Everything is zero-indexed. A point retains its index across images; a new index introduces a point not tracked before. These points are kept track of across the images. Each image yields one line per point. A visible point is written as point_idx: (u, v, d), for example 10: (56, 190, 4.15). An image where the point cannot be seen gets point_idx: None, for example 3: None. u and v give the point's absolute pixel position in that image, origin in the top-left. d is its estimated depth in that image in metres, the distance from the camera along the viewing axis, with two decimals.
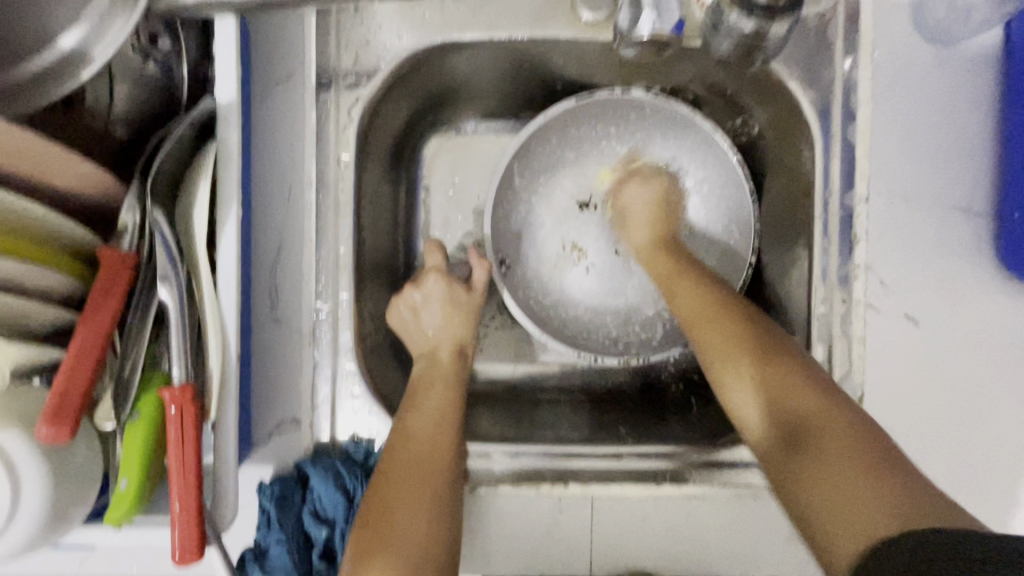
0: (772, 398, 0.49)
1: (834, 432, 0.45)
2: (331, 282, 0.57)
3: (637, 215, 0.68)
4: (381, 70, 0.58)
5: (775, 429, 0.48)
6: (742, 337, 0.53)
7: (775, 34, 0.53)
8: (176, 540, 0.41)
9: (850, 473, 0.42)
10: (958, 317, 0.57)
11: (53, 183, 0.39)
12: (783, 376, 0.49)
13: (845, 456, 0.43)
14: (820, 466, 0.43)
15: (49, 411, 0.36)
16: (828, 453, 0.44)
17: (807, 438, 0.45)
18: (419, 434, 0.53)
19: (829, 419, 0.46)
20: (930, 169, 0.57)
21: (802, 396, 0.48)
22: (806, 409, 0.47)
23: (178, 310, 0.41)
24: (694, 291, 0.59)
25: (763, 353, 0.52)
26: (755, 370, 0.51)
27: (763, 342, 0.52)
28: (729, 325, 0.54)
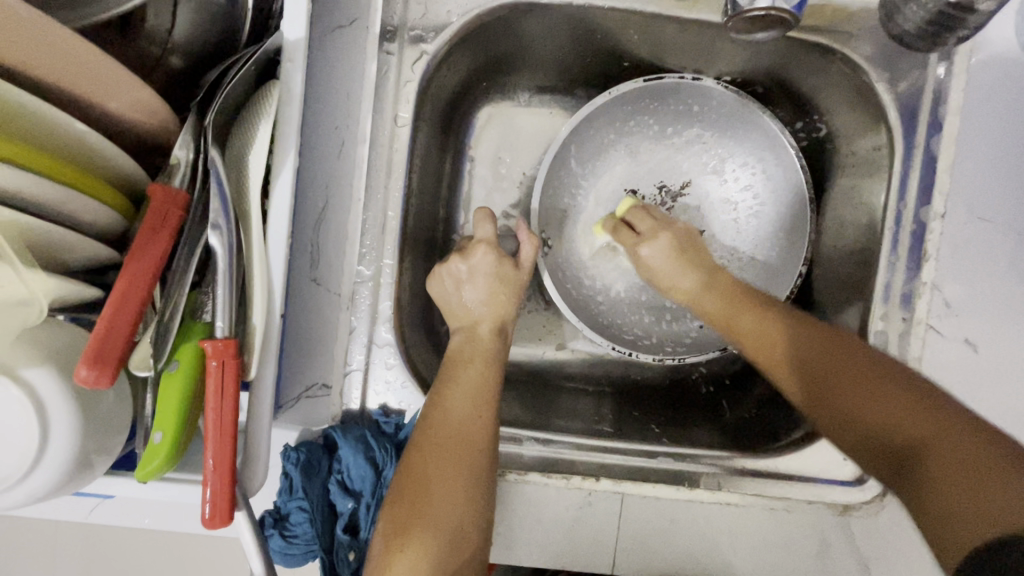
0: (842, 415, 0.47)
1: (947, 443, 0.39)
2: (375, 246, 0.54)
3: (683, 227, 0.64)
4: (451, 25, 0.54)
5: (872, 450, 0.45)
6: (824, 354, 0.50)
7: (982, 11, 0.48)
8: (206, 503, 0.39)
9: (940, 469, 0.39)
10: (1020, 347, 0.55)
11: (108, 108, 0.36)
12: (862, 391, 0.46)
13: (945, 468, 0.39)
14: (929, 476, 0.39)
15: (90, 353, 0.34)
16: (933, 457, 0.40)
17: (912, 450, 0.42)
18: (456, 410, 0.50)
19: (916, 417, 0.42)
20: (1009, 191, 0.55)
21: (888, 406, 0.44)
22: (892, 417, 0.44)
23: (226, 260, 0.38)
24: (765, 330, 0.54)
25: (834, 378, 0.48)
26: (835, 399, 0.47)
27: (832, 358, 0.49)
28: (806, 347, 0.51)
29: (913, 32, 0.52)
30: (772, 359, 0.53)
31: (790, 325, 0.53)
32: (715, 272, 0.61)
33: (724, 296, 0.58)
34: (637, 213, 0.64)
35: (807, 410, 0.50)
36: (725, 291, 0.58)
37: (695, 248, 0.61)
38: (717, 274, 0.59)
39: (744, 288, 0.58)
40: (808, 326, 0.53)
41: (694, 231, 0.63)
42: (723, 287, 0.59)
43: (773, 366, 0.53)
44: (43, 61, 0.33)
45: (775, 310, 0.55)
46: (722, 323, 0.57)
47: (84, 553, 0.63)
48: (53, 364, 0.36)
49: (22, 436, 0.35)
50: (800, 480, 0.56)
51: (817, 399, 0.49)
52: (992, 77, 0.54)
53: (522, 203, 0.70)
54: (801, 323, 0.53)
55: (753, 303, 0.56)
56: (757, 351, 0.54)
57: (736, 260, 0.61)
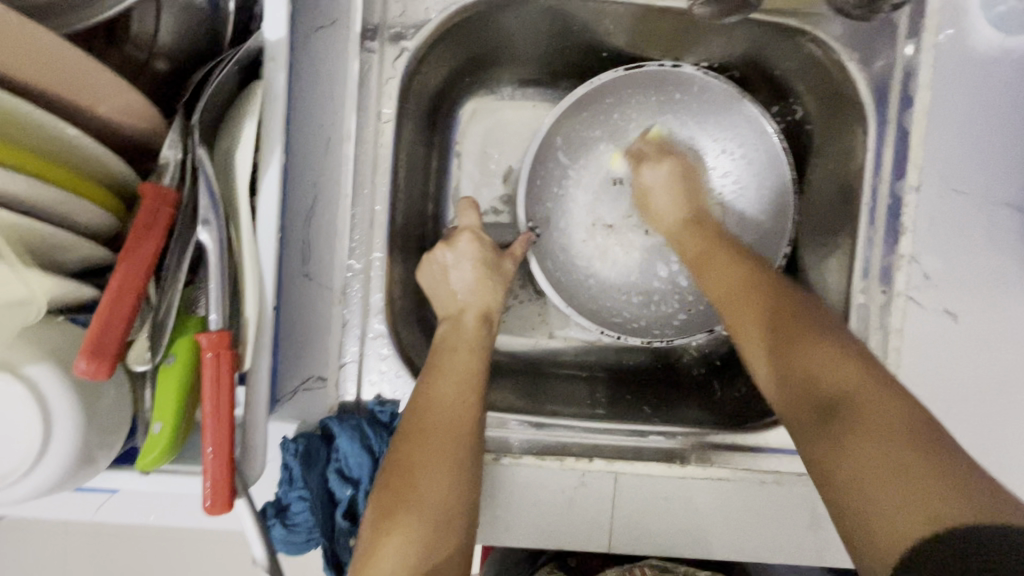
0: (786, 362, 0.48)
1: (875, 414, 0.40)
2: (365, 240, 0.56)
3: (658, 198, 0.66)
4: (429, 22, 0.56)
5: (807, 401, 0.45)
6: (789, 312, 0.51)
7: None
8: (207, 490, 0.40)
9: (884, 453, 0.38)
10: (998, 315, 0.56)
11: (98, 111, 0.38)
12: (819, 351, 0.47)
13: (883, 448, 0.38)
14: (864, 450, 0.39)
15: (88, 346, 0.35)
16: (871, 431, 0.40)
17: (842, 411, 0.42)
18: (440, 400, 0.51)
19: (864, 390, 0.43)
20: (982, 162, 0.56)
21: (840, 368, 0.45)
22: (841, 381, 0.44)
23: (218, 254, 0.40)
24: (748, 279, 0.55)
25: (798, 331, 0.49)
26: (796, 346, 0.48)
27: (795, 314, 0.51)
28: (776, 303, 0.52)
29: (849, 1, 0.54)
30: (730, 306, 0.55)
31: (757, 276, 0.55)
32: (680, 233, 0.64)
33: (696, 262, 0.61)
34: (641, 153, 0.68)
35: (746, 349, 0.53)
36: (701, 244, 0.61)
37: (693, 180, 0.67)
38: (688, 229, 0.63)
39: (729, 245, 0.60)
40: (776, 282, 0.54)
41: (670, 199, 0.65)
42: (692, 248, 0.62)
43: (746, 315, 0.53)
44: (35, 71, 0.34)
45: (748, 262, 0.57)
46: (696, 266, 0.60)
47: (97, 551, 0.65)
48: (54, 361, 0.37)
49: (26, 430, 0.36)
50: (789, 454, 0.57)
51: (769, 342, 0.50)
52: (960, 52, 0.56)
53: (509, 197, 0.72)
54: (780, 286, 0.54)
55: (737, 262, 0.57)
56: (725, 291, 0.56)
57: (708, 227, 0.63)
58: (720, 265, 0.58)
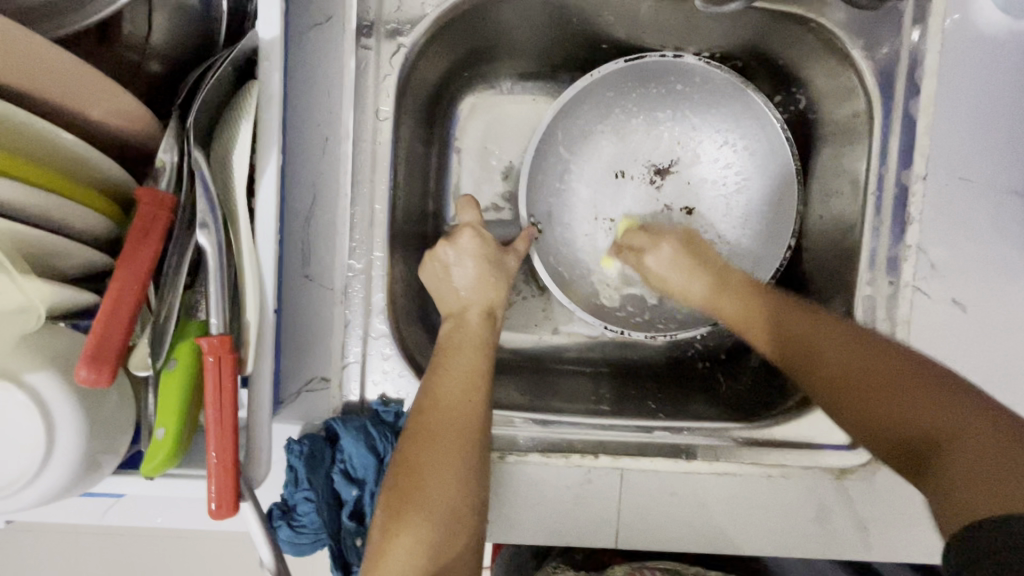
0: (844, 394, 0.46)
1: (963, 441, 0.38)
2: (365, 239, 0.55)
3: (673, 281, 0.62)
4: (426, 17, 0.55)
5: (897, 447, 0.43)
6: (821, 331, 0.50)
7: None
8: (212, 494, 0.40)
9: (976, 465, 0.36)
10: (1008, 304, 0.55)
11: (89, 115, 0.37)
12: (891, 395, 0.43)
13: (976, 457, 0.37)
14: (955, 466, 0.37)
15: (88, 353, 0.35)
16: (957, 456, 0.38)
17: (934, 451, 0.40)
18: (448, 400, 0.51)
19: (946, 417, 0.40)
20: (989, 149, 0.55)
21: (916, 407, 0.42)
22: (928, 419, 0.41)
23: (217, 257, 0.39)
24: (781, 314, 0.53)
25: (835, 355, 0.47)
26: (852, 396, 0.46)
27: (835, 336, 0.49)
28: (805, 328, 0.51)
29: None
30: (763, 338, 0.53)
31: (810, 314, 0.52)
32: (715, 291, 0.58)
33: (710, 292, 0.59)
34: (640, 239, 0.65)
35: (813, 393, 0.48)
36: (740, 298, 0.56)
37: (696, 251, 0.62)
38: (697, 274, 0.60)
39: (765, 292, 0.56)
40: (817, 314, 0.52)
41: (676, 253, 0.62)
42: (699, 284, 0.60)
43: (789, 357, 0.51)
44: (28, 76, 0.34)
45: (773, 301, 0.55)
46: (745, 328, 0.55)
47: (107, 553, 0.66)
48: (53, 368, 0.37)
49: (30, 439, 0.36)
50: (794, 448, 0.57)
51: (825, 392, 0.47)
52: (967, 37, 0.55)
53: (511, 193, 0.71)
54: (813, 312, 0.52)
55: (766, 305, 0.55)
56: (777, 346, 0.52)
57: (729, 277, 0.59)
58: (761, 320, 0.54)
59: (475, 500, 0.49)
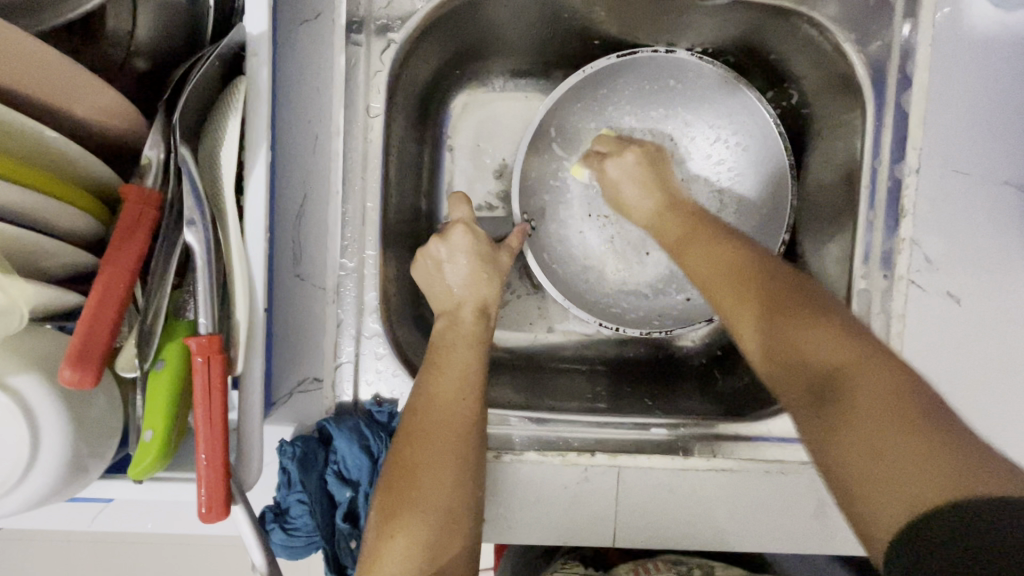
0: (792, 348, 0.45)
1: (869, 395, 0.39)
2: (357, 238, 0.55)
3: (627, 189, 0.61)
4: (416, 12, 0.55)
5: (801, 383, 0.44)
6: (779, 291, 0.49)
7: None
8: (201, 498, 0.39)
9: (882, 432, 0.37)
10: (1001, 297, 0.55)
11: (74, 111, 0.36)
12: (814, 330, 0.45)
13: (875, 423, 0.37)
14: (863, 437, 0.37)
15: (72, 354, 0.34)
16: (864, 413, 0.38)
17: (839, 381, 0.41)
18: (442, 398, 0.50)
19: (872, 362, 0.41)
20: (982, 141, 0.55)
21: (835, 347, 0.43)
22: (833, 357, 0.43)
23: (205, 256, 0.39)
24: (736, 262, 0.52)
25: (797, 316, 0.47)
26: (788, 326, 0.46)
27: (793, 297, 0.48)
28: (772, 281, 0.50)
29: None
30: (701, 268, 0.54)
31: (749, 254, 0.53)
32: (659, 224, 0.59)
33: (680, 239, 0.57)
34: (598, 165, 0.64)
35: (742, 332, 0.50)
36: (684, 228, 0.57)
37: (659, 167, 0.62)
38: (666, 215, 0.59)
39: (710, 224, 0.57)
40: (767, 258, 0.52)
41: (643, 184, 0.61)
42: (676, 230, 0.58)
43: (720, 289, 0.52)
44: (9, 73, 0.33)
45: (737, 245, 0.54)
46: (676, 247, 0.57)
47: (98, 559, 0.65)
48: (38, 371, 0.36)
49: (13, 442, 0.35)
50: (791, 443, 0.57)
51: (759, 321, 0.48)
52: (958, 29, 0.55)
53: (504, 191, 0.70)
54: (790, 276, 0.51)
55: (724, 248, 0.54)
56: (711, 278, 0.53)
57: (683, 211, 0.59)
58: (704, 249, 0.54)
59: (469, 499, 0.48)
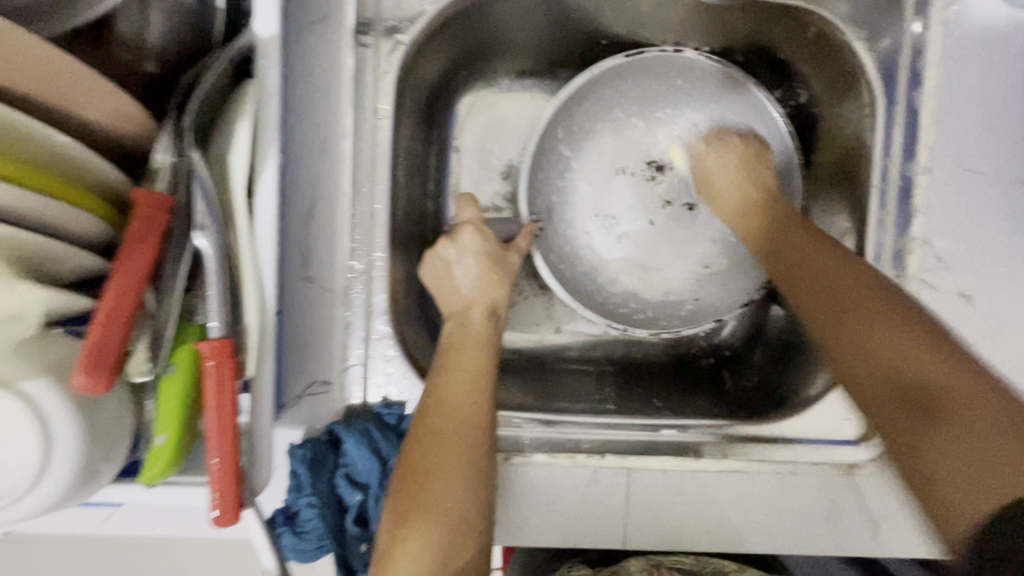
0: (864, 353, 0.45)
1: (958, 402, 0.39)
2: (366, 240, 0.55)
3: (722, 184, 0.64)
4: (424, 13, 0.55)
5: (889, 387, 0.43)
6: (839, 289, 0.49)
7: None
8: (213, 502, 0.39)
9: (968, 440, 0.38)
10: (1014, 296, 0.55)
11: (84, 115, 0.36)
12: (875, 328, 0.45)
13: (966, 435, 0.38)
14: (949, 462, 0.38)
15: (85, 360, 0.34)
16: (951, 432, 0.38)
17: (934, 405, 0.40)
18: (452, 402, 0.50)
19: (956, 374, 0.40)
20: (994, 139, 0.55)
21: (916, 353, 0.43)
22: (930, 373, 0.41)
23: (215, 260, 0.38)
24: (813, 246, 0.53)
25: (851, 297, 0.48)
26: (850, 315, 0.47)
27: (861, 296, 0.48)
28: (831, 272, 0.50)
29: None
30: (783, 261, 0.55)
31: (824, 239, 0.54)
32: (745, 225, 0.61)
33: (743, 209, 0.62)
34: (705, 150, 0.65)
35: (818, 333, 0.49)
36: (767, 222, 0.59)
37: (758, 163, 0.63)
38: (750, 213, 0.61)
39: (796, 220, 0.58)
40: (844, 252, 0.53)
41: (733, 187, 0.63)
42: (737, 202, 0.63)
43: (798, 284, 0.52)
44: (20, 76, 0.33)
45: (822, 239, 0.54)
46: (758, 246, 0.60)
47: (106, 562, 0.65)
48: (52, 376, 0.36)
49: (26, 449, 0.35)
50: (802, 444, 0.57)
51: (834, 310, 0.48)
52: (970, 27, 0.54)
53: (511, 192, 0.70)
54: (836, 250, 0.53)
55: (796, 235, 0.56)
56: (793, 278, 0.53)
57: (772, 209, 0.60)
58: (800, 244, 0.55)
59: (480, 505, 0.48)
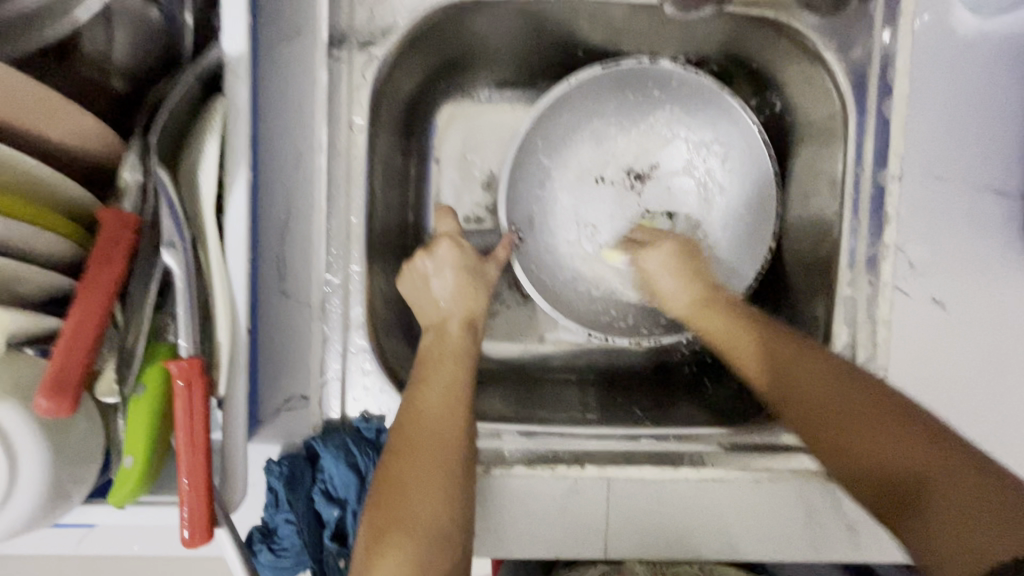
0: (851, 455, 0.45)
1: (939, 478, 0.40)
2: (342, 253, 0.55)
3: (664, 283, 0.64)
4: (398, 27, 0.55)
5: (873, 485, 0.44)
6: (821, 382, 0.49)
7: None
8: (184, 522, 0.39)
9: (950, 498, 0.39)
10: (986, 302, 0.56)
11: (48, 136, 0.36)
12: (863, 434, 0.45)
13: (952, 495, 0.39)
14: (943, 509, 0.39)
15: (48, 383, 0.34)
16: (942, 501, 0.39)
17: (917, 495, 0.41)
18: (430, 412, 0.50)
19: (923, 457, 0.42)
20: (963, 148, 0.56)
21: (888, 449, 0.43)
22: (893, 454, 0.43)
23: (184, 279, 0.38)
24: (776, 350, 0.53)
25: (831, 421, 0.47)
26: (843, 418, 0.47)
27: (839, 406, 0.47)
28: (814, 387, 0.49)
29: None
30: (742, 360, 0.55)
31: (794, 344, 0.53)
32: (699, 313, 0.60)
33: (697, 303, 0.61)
34: (635, 248, 0.67)
35: (806, 437, 0.49)
36: (727, 322, 0.57)
37: (695, 258, 0.64)
38: (702, 310, 0.60)
39: (747, 313, 0.58)
40: (795, 338, 0.54)
41: (682, 280, 0.63)
42: (697, 291, 0.62)
43: (792, 403, 0.50)
44: None
45: (778, 335, 0.54)
46: (725, 349, 0.57)
47: None
48: (16, 399, 0.35)
49: None
50: (781, 451, 0.58)
51: (788, 407, 0.50)
52: (937, 37, 0.55)
53: (492, 203, 0.70)
54: (795, 347, 0.52)
55: (755, 336, 0.55)
56: (761, 381, 0.53)
57: (724, 304, 0.60)
58: (751, 350, 0.54)
59: (461, 517, 0.48)
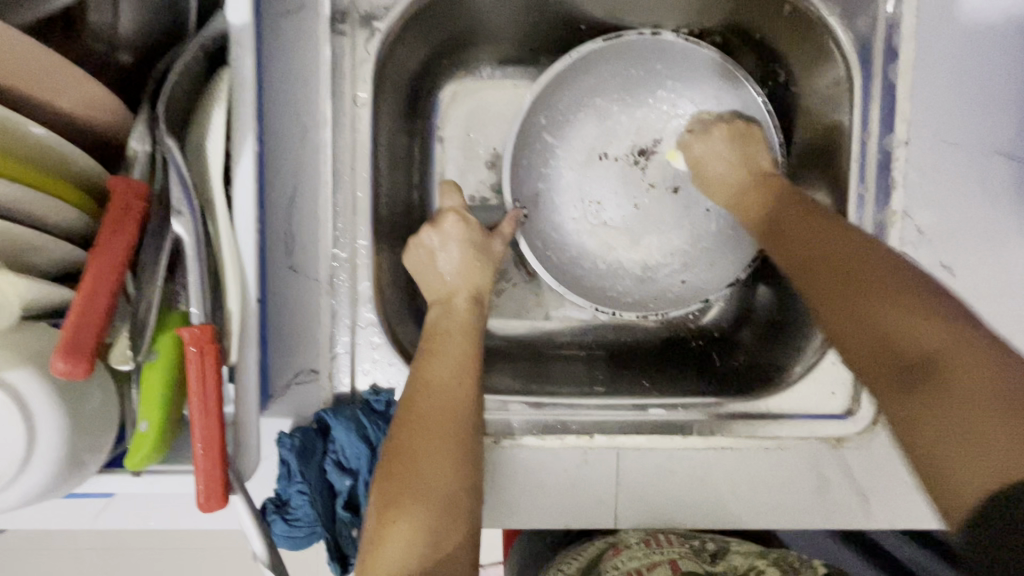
0: (873, 328, 0.44)
1: (960, 371, 0.39)
2: (349, 227, 0.55)
3: (715, 167, 0.64)
4: (400, 1, 0.55)
5: (883, 358, 0.43)
6: (850, 254, 0.48)
7: None
8: (200, 486, 0.39)
9: (964, 396, 0.38)
10: (995, 266, 0.55)
11: (58, 105, 0.37)
12: (887, 305, 0.44)
13: (971, 402, 0.37)
14: (949, 401, 0.38)
15: (63, 346, 0.34)
16: (960, 390, 0.38)
17: (930, 370, 0.40)
18: (437, 381, 0.51)
19: (951, 348, 0.40)
20: (970, 112, 0.55)
21: (918, 329, 0.42)
22: (927, 339, 0.41)
23: (195, 246, 0.39)
24: (832, 230, 0.50)
25: (857, 280, 0.46)
26: (856, 291, 0.46)
27: (874, 273, 0.46)
28: (843, 247, 0.49)
29: None
30: (782, 243, 0.54)
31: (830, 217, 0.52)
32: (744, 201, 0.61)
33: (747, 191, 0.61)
34: (691, 137, 0.67)
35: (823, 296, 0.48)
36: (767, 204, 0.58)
37: (754, 143, 0.63)
38: (752, 195, 0.60)
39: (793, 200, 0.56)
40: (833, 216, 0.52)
41: (724, 180, 0.63)
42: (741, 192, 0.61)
43: (813, 260, 0.50)
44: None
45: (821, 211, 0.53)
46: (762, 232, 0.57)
47: None
48: (33, 366, 0.36)
49: (10, 443, 0.35)
50: (787, 419, 0.58)
51: (828, 280, 0.48)
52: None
53: (497, 181, 0.70)
54: (847, 229, 0.50)
55: (809, 215, 0.53)
56: (798, 251, 0.52)
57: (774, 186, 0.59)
58: (801, 229, 0.52)
59: (472, 477, 0.48)
